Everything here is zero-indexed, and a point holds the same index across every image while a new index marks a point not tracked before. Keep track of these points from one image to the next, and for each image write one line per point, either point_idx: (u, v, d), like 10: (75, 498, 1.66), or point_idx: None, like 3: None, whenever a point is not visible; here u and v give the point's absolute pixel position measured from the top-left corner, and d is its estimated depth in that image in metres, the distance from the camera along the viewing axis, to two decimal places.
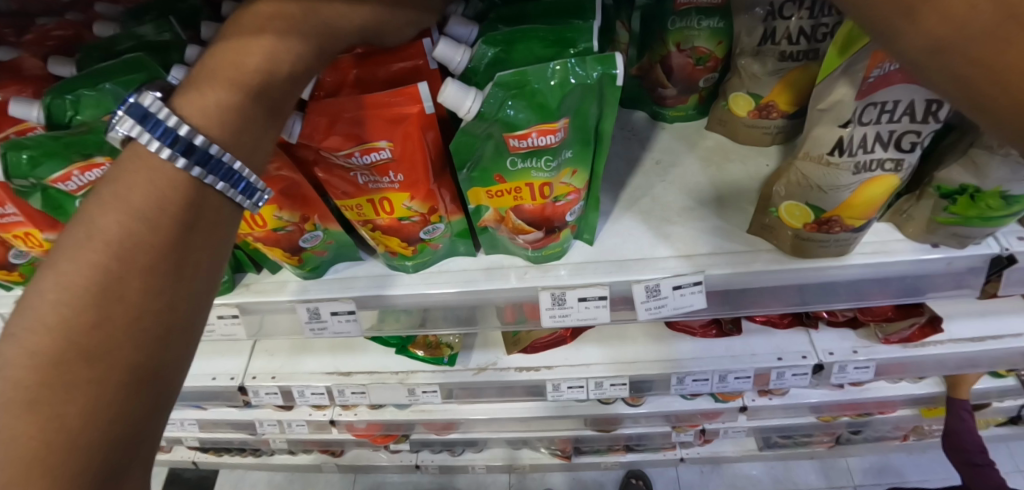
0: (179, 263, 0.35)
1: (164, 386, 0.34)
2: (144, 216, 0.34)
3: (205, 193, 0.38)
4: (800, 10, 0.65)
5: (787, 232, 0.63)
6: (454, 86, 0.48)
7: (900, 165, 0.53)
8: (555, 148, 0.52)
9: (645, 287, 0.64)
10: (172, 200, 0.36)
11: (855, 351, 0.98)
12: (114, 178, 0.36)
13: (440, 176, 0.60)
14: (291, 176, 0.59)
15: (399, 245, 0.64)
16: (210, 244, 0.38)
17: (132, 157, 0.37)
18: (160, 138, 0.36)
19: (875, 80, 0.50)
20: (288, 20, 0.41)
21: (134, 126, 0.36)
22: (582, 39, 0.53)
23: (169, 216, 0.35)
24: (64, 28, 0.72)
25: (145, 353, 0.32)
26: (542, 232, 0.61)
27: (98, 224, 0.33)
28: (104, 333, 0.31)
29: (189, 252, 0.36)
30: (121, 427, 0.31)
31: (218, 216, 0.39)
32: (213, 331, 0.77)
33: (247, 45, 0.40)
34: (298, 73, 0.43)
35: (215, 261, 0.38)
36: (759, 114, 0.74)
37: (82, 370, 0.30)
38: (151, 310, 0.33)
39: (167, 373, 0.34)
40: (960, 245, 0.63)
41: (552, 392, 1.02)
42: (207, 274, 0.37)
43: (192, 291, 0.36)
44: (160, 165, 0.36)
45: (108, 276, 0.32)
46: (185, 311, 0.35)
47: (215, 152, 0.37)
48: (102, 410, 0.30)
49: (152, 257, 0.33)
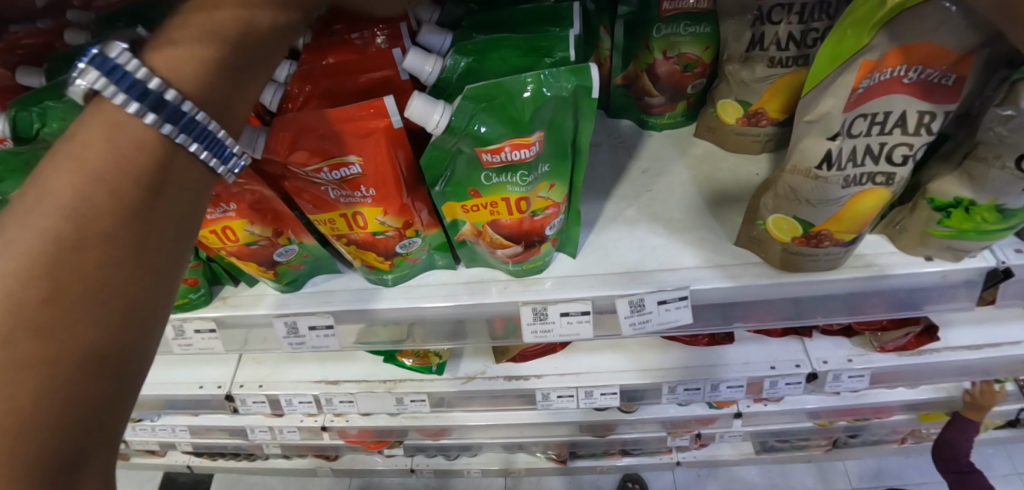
0: (145, 233, 0.30)
1: (129, 370, 0.30)
2: (103, 176, 0.29)
3: (176, 155, 0.32)
4: (790, 15, 0.61)
5: (776, 246, 0.61)
6: (420, 100, 0.46)
7: (892, 178, 0.51)
8: (530, 163, 0.50)
9: (630, 301, 0.63)
10: (136, 160, 0.30)
11: (850, 360, 0.95)
12: (72, 133, 0.30)
13: (414, 191, 0.58)
14: (261, 190, 0.57)
15: (376, 259, 0.63)
16: (179, 211, 0.32)
17: (93, 113, 0.31)
18: (128, 92, 0.30)
19: (864, 91, 0.47)
20: (226, 29, 0.34)
21: (99, 78, 0.31)
22: (558, 48, 0.51)
23: (132, 177, 0.30)
24: (34, 36, 0.69)
25: (108, 333, 0.28)
26: (520, 247, 0.59)
27: (49, 184, 0.28)
28: (58, 308, 0.26)
29: (156, 220, 0.31)
30: (78, 415, 0.27)
31: (190, 183, 0.34)
32: (190, 345, 0.75)
33: (172, 54, 0.33)
34: (238, 84, 0.35)
35: (184, 232, 0.33)
36: (749, 121, 0.72)
37: (34, 350, 0.25)
38: (113, 285, 0.28)
39: (131, 357, 0.30)
40: (955, 258, 0.61)
41: (543, 401, 1.01)
42: (175, 247, 0.32)
43: (159, 265, 0.31)
44: (122, 120, 0.31)
45: (62, 243, 0.27)
46: (152, 286, 0.31)
47: (189, 110, 0.31)
48: (56, 396, 0.26)
49: (112, 224, 0.28)
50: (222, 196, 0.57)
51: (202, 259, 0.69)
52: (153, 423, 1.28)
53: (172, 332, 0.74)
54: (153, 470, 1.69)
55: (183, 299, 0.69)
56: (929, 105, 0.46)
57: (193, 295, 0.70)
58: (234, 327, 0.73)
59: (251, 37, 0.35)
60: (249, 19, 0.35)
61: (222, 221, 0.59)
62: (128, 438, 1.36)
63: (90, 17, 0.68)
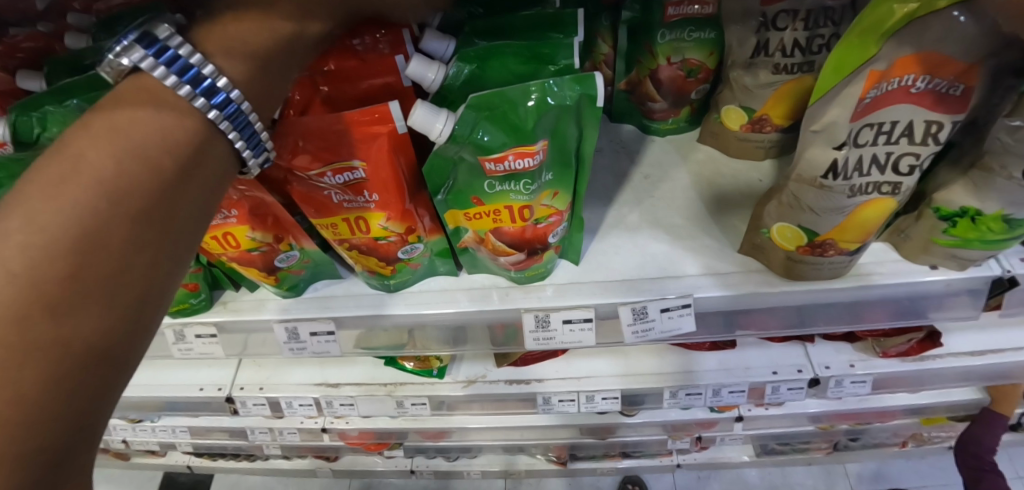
0: (172, 216, 0.29)
1: (126, 361, 0.29)
2: (143, 153, 0.28)
3: (212, 141, 0.32)
4: (795, 22, 0.61)
5: (779, 254, 0.61)
6: (423, 108, 0.46)
7: (898, 188, 0.51)
8: (534, 172, 0.49)
9: (632, 309, 0.62)
10: (175, 141, 0.30)
11: (852, 366, 0.95)
12: (111, 106, 0.29)
13: (417, 197, 0.58)
14: (263, 197, 0.57)
15: (378, 265, 0.62)
16: (205, 198, 0.32)
17: (133, 89, 0.31)
18: (178, 73, 0.31)
19: (871, 101, 0.46)
20: (282, 40, 0.35)
21: (145, 57, 0.31)
22: (561, 55, 0.51)
23: (170, 157, 0.29)
24: (33, 39, 0.68)
25: (119, 320, 0.27)
26: (524, 254, 0.59)
27: (83, 156, 0.27)
28: (77, 290, 0.26)
29: (184, 204, 0.30)
30: (70, 403, 0.26)
31: (220, 170, 0.33)
32: (191, 350, 0.75)
33: (227, 65, 0.34)
34: (279, 86, 0.38)
35: (205, 220, 0.32)
36: (752, 128, 0.71)
37: (42, 333, 0.25)
38: (136, 268, 0.28)
39: (132, 347, 0.29)
40: (960, 267, 0.61)
41: (544, 405, 1.00)
42: (195, 235, 0.32)
43: (179, 251, 0.30)
44: (169, 102, 0.31)
45: (91, 217, 0.26)
46: (169, 271, 0.30)
47: (236, 98, 0.32)
48: (52, 382, 0.25)
49: (142, 204, 0.27)
50: (223, 202, 0.56)
51: (203, 263, 0.68)
52: (154, 424, 1.28)
53: (173, 337, 0.74)
54: (155, 469, 1.69)
55: (184, 303, 0.69)
56: (937, 115, 0.46)
57: (194, 299, 0.69)
58: (235, 332, 0.73)
59: (299, 46, 0.37)
60: (301, 30, 0.36)
61: (224, 227, 0.59)
62: (128, 439, 1.36)
63: (88, 20, 0.67)
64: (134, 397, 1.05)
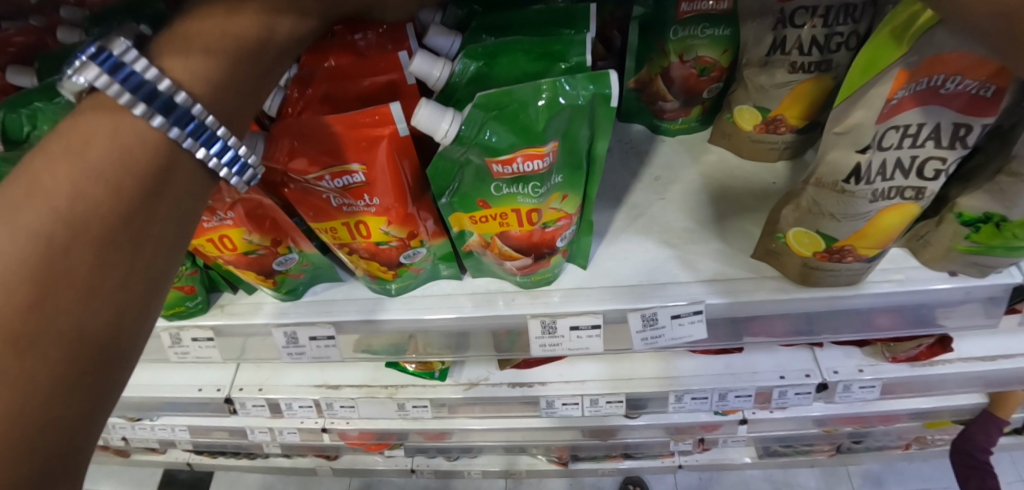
0: (139, 236, 0.30)
1: (107, 383, 0.30)
2: (103, 175, 0.28)
3: (180, 156, 0.33)
4: (813, 18, 0.58)
5: (796, 260, 0.59)
6: (428, 107, 0.44)
7: (921, 193, 0.49)
8: (543, 174, 0.47)
9: (642, 315, 0.60)
10: (138, 160, 0.30)
11: (861, 371, 0.93)
12: (66, 128, 0.29)
13: (420, 200, 0.55)
14: (260, 199, 0.55)
15: (379, 269, 0.60)
16: (177, 213, 0.32)
17: (90, 107, 0.31)
18: (133, 92, 0.30)
19: (897, 102, 0.44)
20: (244, 39, 0.34)
21: (100, 74, 0.30)
22: (573, 52, 0.48)
23: (133, 177, 0.30)
24: (24, 33, 0.66)
25: (89, 344, 0.29)
26: (530, 258, 0.57)
27: (41, 184, 0.27)
28: (43, 319, 0.27)
29: (153, 223, 0.31)
30: (53, 426, 0.28)
31: (190, 186, 0.34)
32: (187, 353, 0.74)
33: (187, 62, 0.33)
34: (256, 89, 0.37)
35: (179, 236, 0.33)
36: (767, 128, 0.69)
37: (11, 364, 0.25)
38: (103, 291, 0.29)
39: (110, 368, 0.30)
40: (981, 274, 0.59)
41: (547, 409, 0.98)
42: (168, 251, 0.32)
43: (150, 269, 0.31)
44: (126, 120, 0.30)
45: (52, 245, 0.27)
46: (141, 291, 0.31)
47: (198, 115, 0.32)
48: (34, 407, 0.27)
49: (107, 228, 0.28)
50: (219, 205, 0.54)
51: (199, 266, 0.66)
52: (153, 422, 1.26)
53: (168, 340, 0.73)
54: (154, 467, 1.67)
55: (179, 307, 0.67)
56: (965, 117, 0.44)
57: (190, 302, 0.67)
58: (232, 335, 0.71)
59: (268, 47, 0.36)
60: (269, 29, 0.36)
61: (219, 230, 0.57)
62: (127, 437, 1.33)
63: (81, 14, 0.65)
64: (131, 397, 1.03)
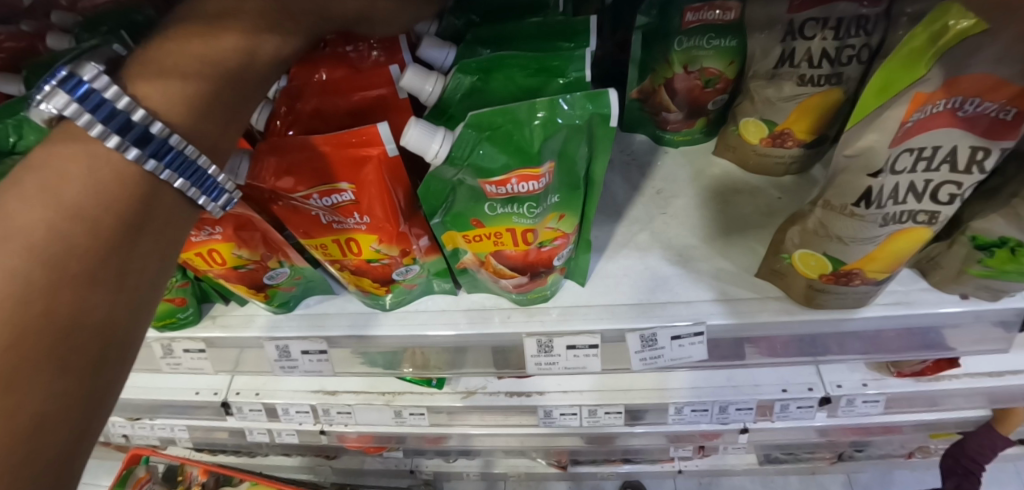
0: (122, 270, 0.30)
1: (92, 419, 0.29)
2: (81, 214, 0.28)
3: (163, 188, 0.32)
4: (824, 30, 0.56)
5: (801, 281, 0.57)
6: (418, 127, 0.42)
7: (936, 217, 0.47)
8: (539, 195, 0.45)
9: (641, 336, 0.59)
10: (116, 196, 0.30)
11: (865, 385, 0.91)
12: (40, 164, 0.29)
13: (413, 217, 0.54)
14: (248, 215, 0.53)
15: (371, 284, 0.59)
16: (159, 248, 0.32)
17: (61, 140, 0.30)
18: (106, 123, 0.29)
19: (913, 125, 0.42)
20: (219, 60, 0.33)
21: (69, 103, 0.29)
22: (572, 68, 0.46)
23: (113, 214, 0.29)
24: (14, 39, 0.64)
25: (75, 378, 0.28)
26: (526, 277, 0.55)
27: (16, 222, 0.27)
28: (23, 356, 0.26)
29: (133, 259, 0.30)
30: (39, 465, 0.26)
31: (173, 219, 0.34)
32: (179, 363, 0.73)
33: (165, 89, 0.32)
34: (241, 112, 0.36)
35: (163, 268, 0.33)
36: (773, 142, 0.67)
37: None
38: (87, 327, 0.28)
39: (99, 400, 0.29)
40: (994, 298, 0.57)
41: (545, 418, 0.97)
42: (151, 282, 0.32)
43: (132, 302, 0.31)
44: (105, 154, 0.30)
45: (30, 286, 0.26)
46: (126, 326, 0.30)
47: (177, 144, 0.31)
48: (14, 449, 0.25)
49: (91, 265, 0.28)
50: (207, 219, 0.53)
51: (190, 277, 0.65)
52: (152, 421, 1.19)
53: (160, 351, 0.72)
54: None
55: (171, 318, 0.66)
56: (983, 141, 0.41)
57: (181, 314, 0.66)
58: (225, 347, 0.70)
59: (253, 66, 0.35)
60: (252, 47, 0.34)
61: (207, 244, 0.56)
62: (129, 435, 1.23)
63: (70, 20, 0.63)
64: (130, 399, 1.02)
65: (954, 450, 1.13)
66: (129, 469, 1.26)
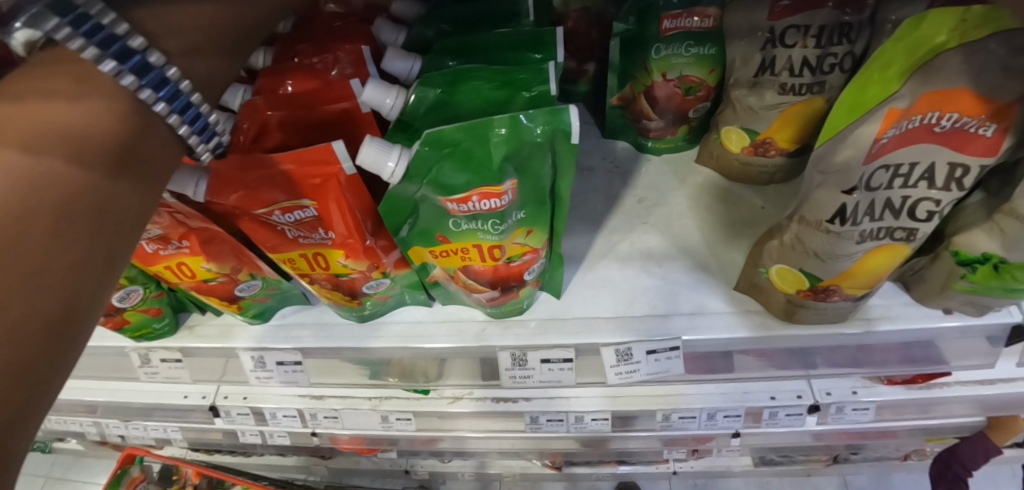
0: (100, 211, 0.26)
1: (48, 383, 0.25)
2: (64, 140, 0.25)
3: (155, 122, 0.29)
4: (805, 38, 0.54)
5: (779, 296, 0.56)
6: (373, 145, 0.41)
7: (914, 235, 0.45)
8: (503, 212, 0.44)
9: (616, 351, 0.58)
10: (107, 126, 0.27)
11: (855, 392, 0.89)
12: (16, 90, 0.26)
13: (379, 231, 0.53)
14: (213, 227, 0.53)
15: (342, 298, 0.58)
16: (142, 191, 0.29)
17: (47, 65, 0.27)
18: (99, 46, 0.26)
19: (889, 141, 0.41)
20: (178, 47, 0.30)
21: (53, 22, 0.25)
22: (537, 81, 0.45)
23: (100, 144, 0.26)
24: None
25: (35, 327, 0.24)
26: (497, 291, 0.54)
27: None
28: None
29: (116, 197, 0.27)
30: None
31: (162, 165, 0.31)
32: (157, 373, 0.73)
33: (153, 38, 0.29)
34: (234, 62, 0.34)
35: (140, 220, 0.30)
36: (755, 151, 0.66)
37: None
38: (58, 267, 0.25)
39: (59, 359, 0.25)
40: (979, 313, 0.55)
41: (532, 424, 0.96)
42: (129, 231, 0.29)
43: (108, 250, 0.27)
44: (97, 79, 0.27)
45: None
46: (99, 276, 0.27)
47: (175, 78, 0.29)
48: None
49: (71, 196, 0.25)
50: (172, 234, 0.53)
51: (165, 288, 0.65)
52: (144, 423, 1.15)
53: (138, 360, 0.71)
54: None
55: (147, 328, 0.66)
56: (963, 157, 0.40)
57: (157, 324, 0.66)
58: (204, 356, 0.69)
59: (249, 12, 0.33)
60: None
61: (176, 257, 0.55)
62: (123, 434, 1.20)
63: None
64: (121, 403, 1.02)
65: (946, 455, 1.11)
66: (123, 469, 1.19)
